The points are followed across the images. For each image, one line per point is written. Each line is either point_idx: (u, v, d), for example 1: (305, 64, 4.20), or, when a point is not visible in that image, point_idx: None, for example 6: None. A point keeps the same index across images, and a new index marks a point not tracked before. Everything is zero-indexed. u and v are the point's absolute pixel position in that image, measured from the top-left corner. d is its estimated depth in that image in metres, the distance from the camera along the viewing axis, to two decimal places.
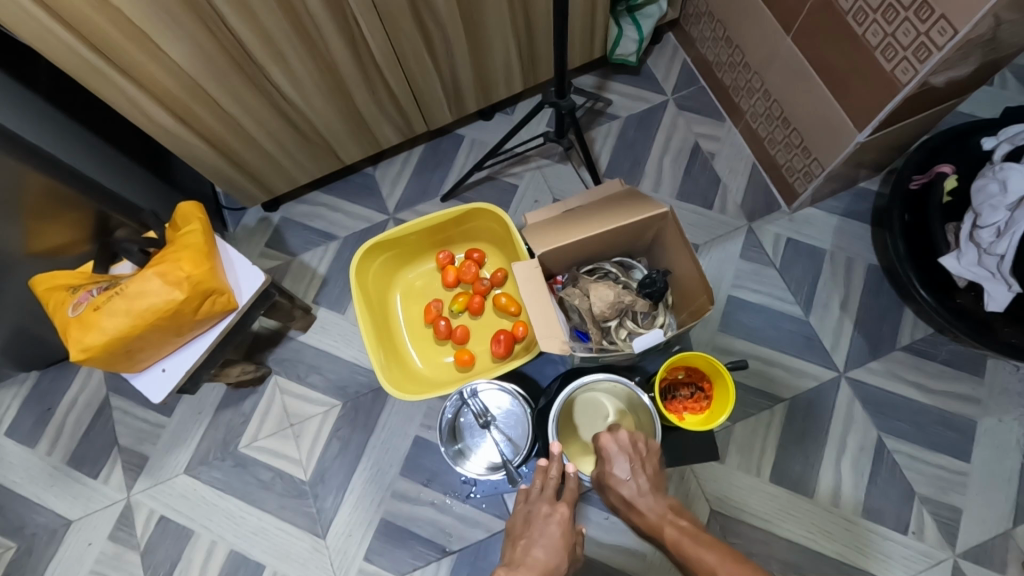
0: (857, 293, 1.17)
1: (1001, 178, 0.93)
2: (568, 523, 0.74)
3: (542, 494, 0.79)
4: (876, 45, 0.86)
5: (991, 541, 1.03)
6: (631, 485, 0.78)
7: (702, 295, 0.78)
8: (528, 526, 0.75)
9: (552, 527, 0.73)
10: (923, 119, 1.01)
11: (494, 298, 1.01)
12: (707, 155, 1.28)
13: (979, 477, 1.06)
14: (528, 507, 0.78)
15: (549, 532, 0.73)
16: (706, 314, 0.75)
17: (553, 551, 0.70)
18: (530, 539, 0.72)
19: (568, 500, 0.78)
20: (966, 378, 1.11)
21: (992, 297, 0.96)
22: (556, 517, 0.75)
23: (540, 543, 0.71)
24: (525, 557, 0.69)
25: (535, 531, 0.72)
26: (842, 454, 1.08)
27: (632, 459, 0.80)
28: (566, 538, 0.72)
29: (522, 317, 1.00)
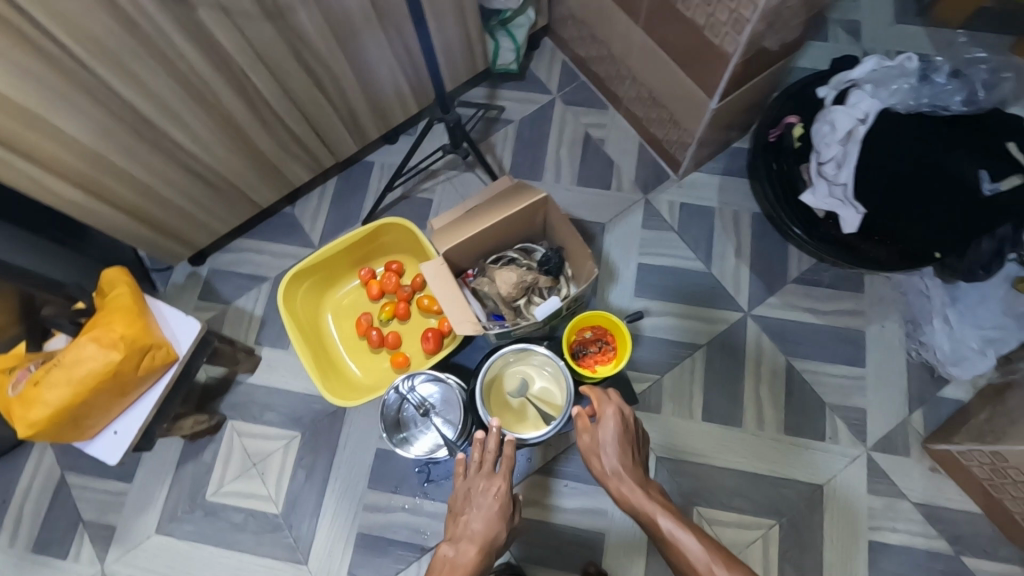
0: (748, 239, 1.31)
1: (829, 120, 1.08)
2: (504, 495, 0.83)
3: (480, 469, 0.87)
4: (703, 24, 1.00)
5: (894, 430, 1.18)
6: (623, 458, 0.87)
7: (586, 261, 0.89)
8: (467, 501, 0.84)
9: (488, 500, 0.82)
10: (766, 79, 1.15)
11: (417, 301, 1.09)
12: (598, 141, 1.41)
13: (874, 378, 1.21)
14: (467, 484, 0.86)
15: (486, 504, 0.82)
16: (591, 282, 0.84)
17: (490, 522, 0.81)
18: (468, 514, 0.82)
19: (505, 472, 0.85)
20: (849, 295, 1.26)
21: (846, 221, 1.09)
22: (492, 491, 0.83)
23: (478, 516, 0.81)
24: (467, 529, 0.80)
25: (474, 506, 0.82)
26: (759, 382, 1.22)
27: (625, 438, 0.89)
28: (502, 508, 0.82)
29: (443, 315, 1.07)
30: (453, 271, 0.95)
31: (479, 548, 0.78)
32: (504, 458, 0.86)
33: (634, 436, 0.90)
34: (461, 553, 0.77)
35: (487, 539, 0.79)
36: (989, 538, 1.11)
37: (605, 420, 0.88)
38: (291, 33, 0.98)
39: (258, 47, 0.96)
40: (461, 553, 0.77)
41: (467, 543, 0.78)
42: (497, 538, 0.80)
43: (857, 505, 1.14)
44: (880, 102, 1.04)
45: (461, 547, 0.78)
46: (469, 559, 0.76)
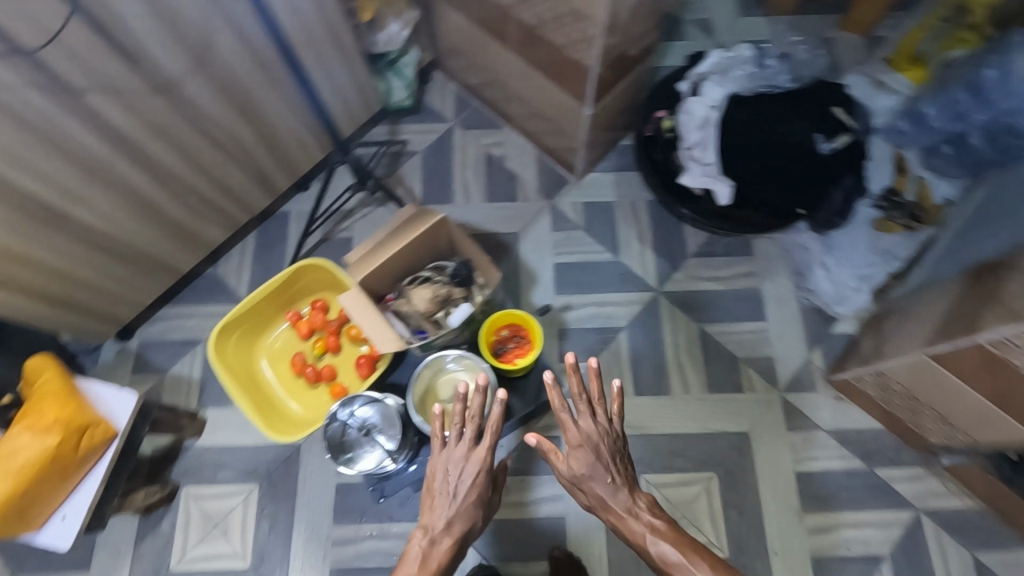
0: (648, 225, 1.44)
1: (687, 110, 1.23)
2: (480, 481, 0.88)
3: (458, 445, 0.90)
4: (563, 44, 1.11)
5: (800, 371, 1.32)
6: (607, 485, 0.92)
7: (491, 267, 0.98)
8: (441, 484, 0.88)
9: (465, 489, 0.87)
10: (633, 82, 1.29)
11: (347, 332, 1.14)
12: (499, 159, 1.51)
13: (776, 328, 1.35)
14: (443, 459, 0.90)
15: (463, 493, 0.88)
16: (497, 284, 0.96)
17: (467, 514, 0.87)
18: (444, 502, 0.87)
19: (484, 456, 0.89)
20: (742, 259, 1.41)
21: (721, 194, 1.22)
22: (470, 480, 0.88)
23: (453, 504, 0.87)
24: (444, 518, 0.86)
25: (450, 491, 0.87)
26: (679, 350, 1.33)
27: (606, 461, 0.93)
28: (477, 494, 0.88)
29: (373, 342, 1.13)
30: (372, 298, 1.01)
31: (454, 538, 0.85)
32: (484, 441, 0.89)
33: (615, 455, 0.94)
34: (437, 544, 0.84)
35: (463, 530, 0.86)
36: (893, 447, 1.26)
37: (580, 447, 0.92)
38: (184, 103, 1.03)
39: (154, 121, 1.01)
40: (438, 544, 0.84)
41: (444, 535, 0.85)
42: (471, 523, 0.87)
43: (780, 442, 1.27)
44: (727, 90, 1.22)
45: (439, 541, 0.84)
46: (444, 548, 0.84)
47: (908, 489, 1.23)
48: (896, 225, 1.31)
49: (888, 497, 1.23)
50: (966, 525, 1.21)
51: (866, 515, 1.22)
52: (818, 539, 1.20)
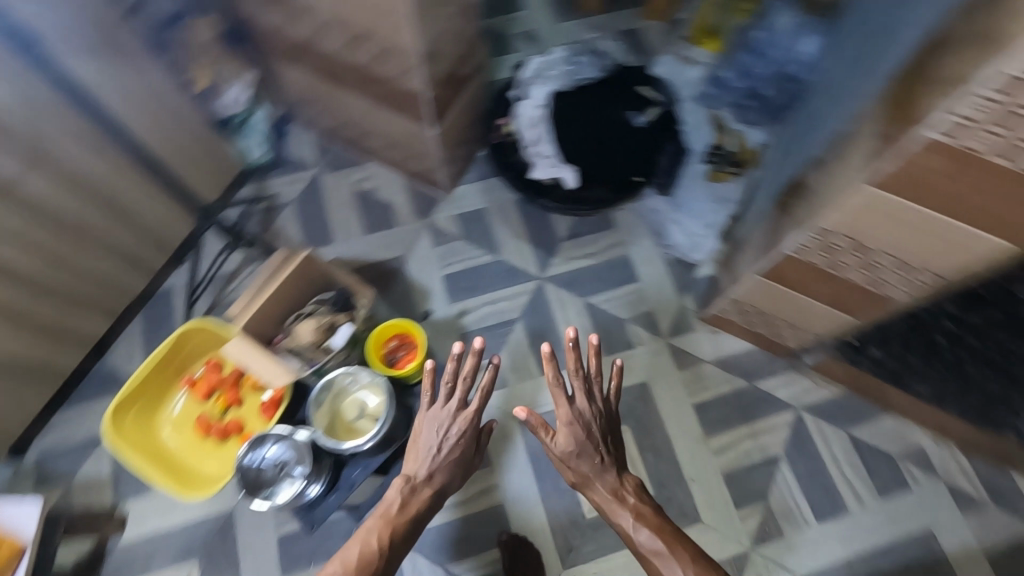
0: (520, 222, 1.56)
1: (519, 115, 1.43)
2: (462, 441, 1.00)
3: (448, 404, 1.01)
4: (393, 77, 1.21)
5: (678, 317, 1.48)
6: (593, 465, 1.03)
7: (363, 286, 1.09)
8: (426, 437, 1.00)
9: (448, 444, 0.99)
10: (471, 98, 1.40)
11: (245, 382, 1.18)
12: (370, 192, 1.58)
13: (650, 286, 1.51)
14: (428, 416, 1.01)
15: (446, 451, 1.00)
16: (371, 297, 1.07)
17: (448, 470, 1.00)
18: (427, 453, 0.99)
19: (468, 416, 1.00)
20: (609, 233, 1.56)
21: (566, 178, 1.39)
22: (453, 440, 1.00)
23: (435, 461, 0.99)
24: (427, 470, 0.99)
25: (432, 443, 0.99)
26: (571, 326, 1.47)
27: (593, 444, 1.04)
28: (457, 453, 1.01)
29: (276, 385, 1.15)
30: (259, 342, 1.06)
31: (434, 492, 0.98)
32: (472, 403, 1.01)
33: (603, 441, 1.05)
34: (416, 495, 0.97)
35: (442, 484, 0.98)
36: (767, 362, 1.44)
37: (567, 425, 1.04)
38: (27, 203, 1.04)
39: None
40: (418, 493, 0.97)
41: (425, 487, 0.97)
42: (449, 480, 1.00)
43: (674, 383, 1.42)
44: (548, 90, 1.43)
45: (419, 491, 0.97)
46: (424, 498, 0.97)
47: (786, 393, 1.41)
48: (727, 169, 1.54)
49: (773, 405, 1.40)
50: (839, 409, 1.40)
51: (759, 425, 1.39)
52: (725, 457, 1.36)
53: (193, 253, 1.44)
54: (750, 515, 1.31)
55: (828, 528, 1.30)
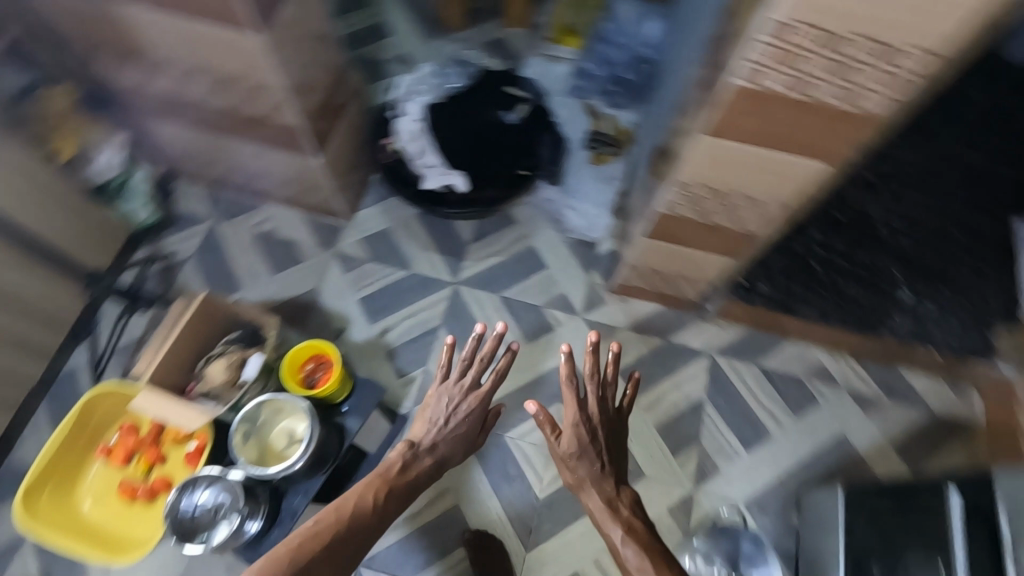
0: (426, 233, 1.60)
1: (400, 132, 1.49)
2: (469, 417, 1.18)
3: (461, 380, 1.20)
4: (264, 116, 1.24)
5: (589, 294, 1.57)
6: (591, 469, 1.14)
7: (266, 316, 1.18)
8: (436, 407, 1.18)
9: (455, 414, 1.18)
10: (351, 124, 1.44)
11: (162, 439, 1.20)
12: (271, 232, 1.58)
13: (559, 269, 1.60)
14: (440, 394, 1.19)
15: (454, 424, 1.17)
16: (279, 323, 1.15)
17: (451, 444, 1.17)
18: (434, 423, 1.17)
19: (479, 395, 1.19)
20: (512, 228, 1.63)
21: (459, 182, 1.46)
22: (461, 415, 1.18)
23: (442, 434, 1.16)
24: (433, 439, 1.15)
25: (441, 414, 1.18)
26: (491, 321, 1.53)
27: (595, 451, 1.16)
28: (462, 430, 1.18)
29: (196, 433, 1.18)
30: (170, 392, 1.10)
31: (434, 461, 1.14)
32: (484, 384, 1.20)
33: (605, 448, 1.18)
34: (418, 461, 1.13)
35: (444, 454, 1.15)
36: (677, 317, 1.55)
37: (573, 425, 1.17)
38: None
39: None
40: (421, 461, 1.13)
41: (426, 457, 1.14)
42: (452, 453, 1.17)
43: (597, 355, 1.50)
44: (422, 106, 1.51)
45: (421, 457, 1.13)
46: (425, 465, 1.13)
47: (699, 342, 1.52)
48: (609, 151, 1.67)
49: (689, 354, 1.51)
50: (747, 346, 1.53)
51: (679, 376, 1.49)
52: (655, 412, 1.45)
53: (91, 334, 1.43)
54: (687, 459, 1.41)
55: (757, 454, 1.42)
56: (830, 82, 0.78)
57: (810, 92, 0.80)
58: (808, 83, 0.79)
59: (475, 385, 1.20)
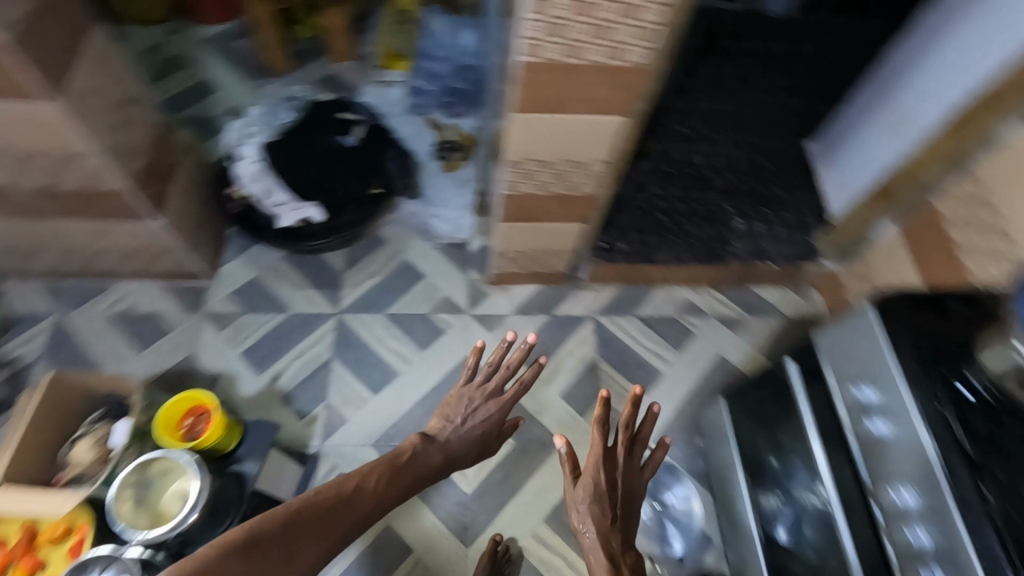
0: (297, 273, 1.59)
1: (240, 176, 1.48)
2: (490, 421, 1.22)
3: (485, 385, 1.24)
4: (83, 187, 1.19)
5: (471, 291, 1.63)
6: (600, 520, 1.03)
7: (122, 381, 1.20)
8: (461, 406, 1.22)
9: (473, 414, 1.22)
10: (188, 181, 1.42)
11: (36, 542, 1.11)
12: (127, 310, 1.49)
13: (437, 276, 1.64)
14: (465, 395, 1.23)
15: (473, 422, 1.22)
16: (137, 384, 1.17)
17: (463, 443, 1.20)
18: (451, 419, 1.21)
19: (501, 402, 1.23)
20: (382, 248, 1.66)
21: (313, 213, 1.48)
22: (481, 417, 1.22)
23: (460, 431, 1.20)
24: (447, 434, 1.20)
25: (462, 413, 1.22)
26: (383, 339, 1.54)
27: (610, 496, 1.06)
28: (479, 432, 1.22)
29: (75, 524, 1.12)
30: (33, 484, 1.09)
31: (444, 457, 1.17)
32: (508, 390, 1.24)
33: (621, 494, 1.09)
34: (428, 452, 1.16)
35: (452, 451, 1.19)
36: (555, 291, 1.65)
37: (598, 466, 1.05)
38: None
39: None
40: (431, 453, 1.16)
41: (436, 451, 1.17)
42: (464, 452, 1.20)
43: (492, 345, 1.56)
44: (258, 147, 1.52)
45: (431, 449, 1.17)
46: (435, 460, 1.16)
47: (580, 309, 1.64)
48: (459, 156, 1.76)
49: (575, 322, 1.62)
50: (623, 302, 1.66)
51: (571, 343, 1.59)
52: (556, 382, 1.53)
53: None
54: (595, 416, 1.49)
55: (654, 394, 1.54)
56: (597, 43, 0.90)
57: (584, 56, 0.92)
58: (581, 48, 0.90)
59: (497, 392, 1.24)
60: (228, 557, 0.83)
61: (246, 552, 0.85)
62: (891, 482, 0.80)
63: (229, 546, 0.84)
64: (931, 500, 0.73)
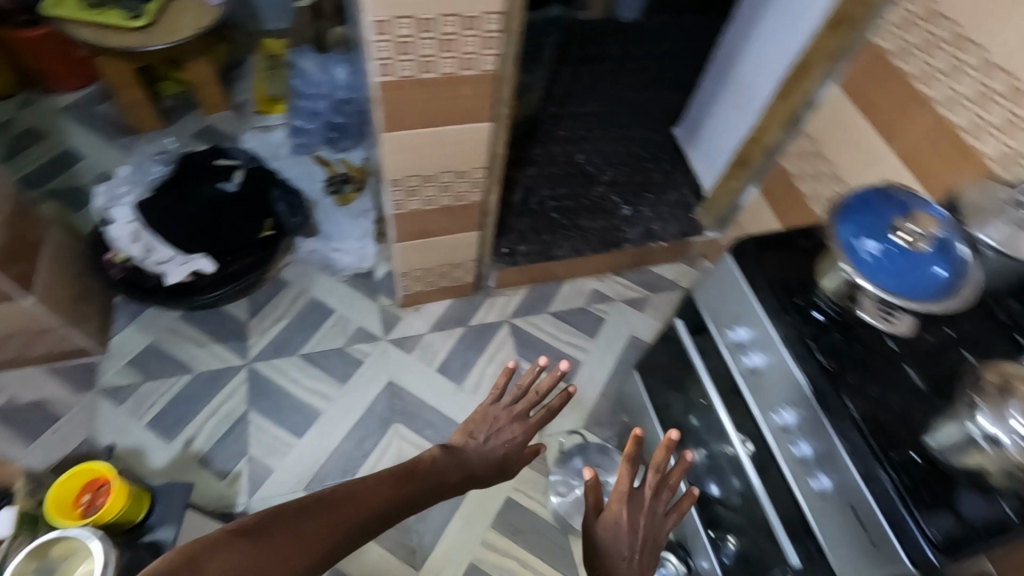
0: (197, 331, 1.53)
1: (117, 239, 1.42)
2: (515, 446, 0.96)
3: (513, 405, 0.98)
4: None
5: (384, 317, 1.63)
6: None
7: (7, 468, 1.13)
8: (484, 425, 0.97)
9: (497, 433, 0.96)
10: (55, 253, 1.34)
11: None
12: (9, 403, 1.38)
13: (346, 308, 1.63)
14: (492, 413, 0.98)
15: (495, 444, 0.95)
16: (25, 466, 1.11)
17: (484, 459, 0.93)
18: (471, 437, 0.95)
19: (528, 427, 0.97)
20: (286, 290, 1.64)
21: (204, 264, 1.44)
22: (507, 439, 0.96)
23: (483, 446, 0.94)
24: (466, 452, 0.93)
25: (485, 429, 0.96)
26: (299, 381, 1.50)
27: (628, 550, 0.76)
28: (501, 456, 0.95)
29: None
30: None
31: (460, 472, 0.90)
32: (534, 417, 0.99)
33: (647, 549, 0.78)
34: (443, 462, 0.89)
35: (468, 468, 0.91)
36: (468, 303, 1.69)
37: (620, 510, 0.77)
38: None
39: None
40: (447, 464, 0.89)
41: (453, 465, 0.90)
42: (480, 473, 0.92)
43: (414, 365, 1.56)
44: (132, 206, 1.46)
45: (447, 462, 0.89)
46: (450, 476, 0.88)
47: (494, 315, 1.68)
48: (350, 187, 1.78)
49: (491, 329, 1.65)
50: (534, 302, 1.72)
51: (490, 349, 1.62)
52: (482, 389, 1.55)
53: None
54: None
55: (577, 382, 1.59)
56: (445, 56, 0.95)
57: (437, 70, 0.97)
58: (431, 63, 0.95)
59: (524, 416, 0.98)
60: (228, 540, 0.61)
61: (249, 534, 0.62)
62: (772, 408, 0.88)
63: (235, 526, 0.62)
64: (806, 416, 0.82)
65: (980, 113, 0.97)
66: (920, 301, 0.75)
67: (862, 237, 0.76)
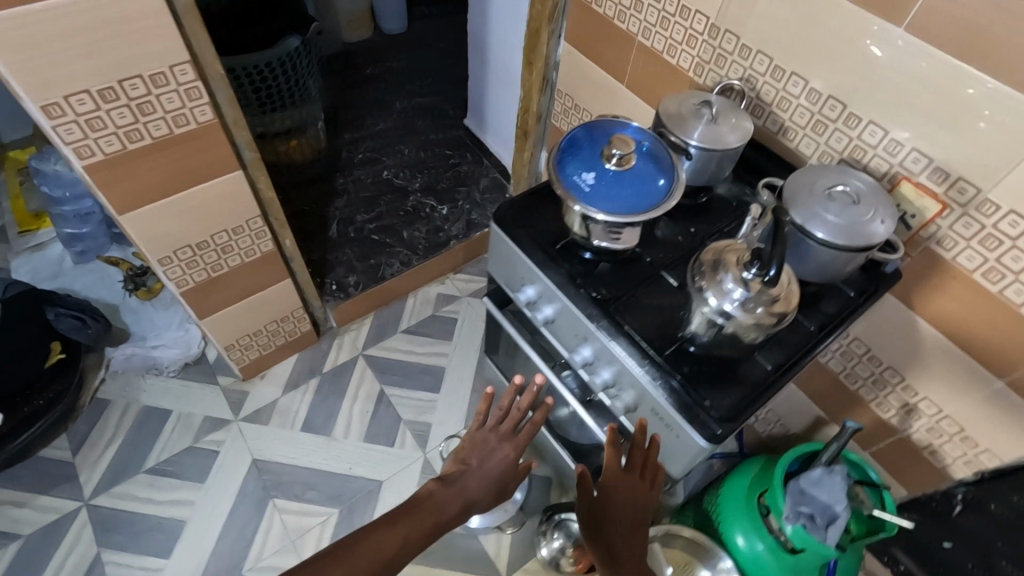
0: (13, 491, 1.35)
1: None
2: (510, 462, 0.87)
3: (499, 424, 0.90)
4: None
5: (229, 398, 1.53)
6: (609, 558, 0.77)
7: None
8: (475, 449, 0.87)
9: (491, 454, 0.87)
10: None
11: None
12: None
13: (185, 404, 1.51)
14: (484, 434, 0.89)
15: (490, 464, 0.86)
16: None
17: (483, 483, 0.84)
18: (463, 464, 0.85)
19: (519, 444, 0.88)
20: (109, 410, 1.49)
21: None
22: (501, 456, 0.87)
23: (478, 470, 0.84)
24: (465, 481, 0.83)
25: (478, 453, 0.86)
26: (151, 498, 1.37)
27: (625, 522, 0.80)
28: (500, 475, 0.85)
29: None
30: None
31: (464, 502, 0.80)
32: (523, 429, 0.89)
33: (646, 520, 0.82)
34: (443, 497, 0.80)
35: (468, 495, 0.81)
36: (316, 351, 1.63)
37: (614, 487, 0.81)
38: None
39: None
40: (449, 499, 0.80)
41: (456, 497, 0.81)
42: (479, 499, 0.82)
43: (275, 434, 1.48)
44: None
45: (449, 495, 0.80)
46: (452, 509, 0.79)
47: (346, 353, 1.63)
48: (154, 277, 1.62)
49: (347, 368, 1.61)
50: (383, 327, 1.69)
51: (351, 388, 1.57)
52: (354, 430, 1.50)
53: None
54: (404, 437, 1.50)
55: (446, 388, 1.59)
56: (149, 119, 0.90)
57: (146, 135, 0.92)
58: (136, 130, 0.90)
59: (513, 433, 0.89)
60: None
61: None
62: (574, 349, 0.93)
63: None
64: (599, 347, 0.86)
65: (668, 35, 1.09)
66: (646, 211, 0.81)
67: (582, 172, 0.85)
